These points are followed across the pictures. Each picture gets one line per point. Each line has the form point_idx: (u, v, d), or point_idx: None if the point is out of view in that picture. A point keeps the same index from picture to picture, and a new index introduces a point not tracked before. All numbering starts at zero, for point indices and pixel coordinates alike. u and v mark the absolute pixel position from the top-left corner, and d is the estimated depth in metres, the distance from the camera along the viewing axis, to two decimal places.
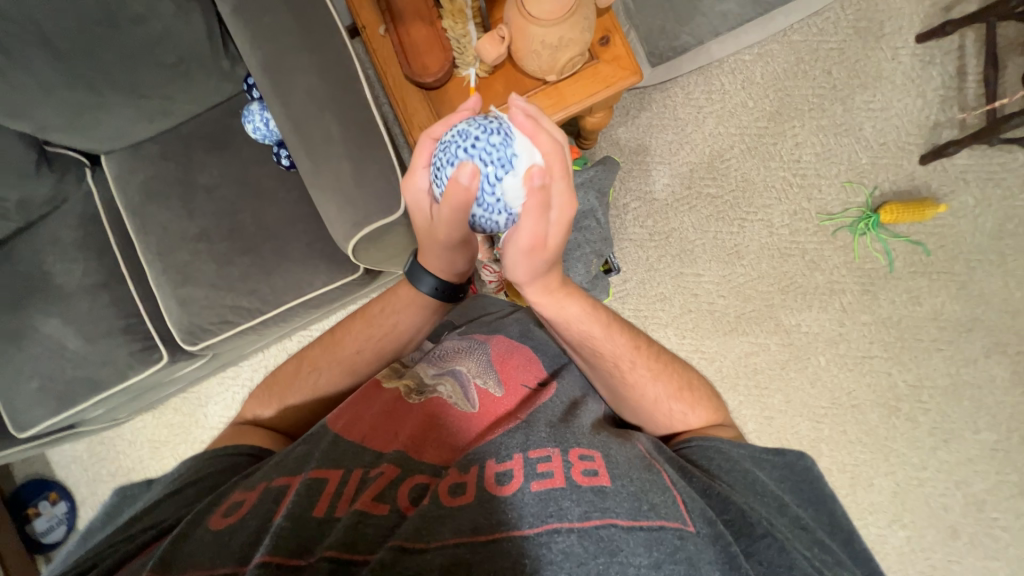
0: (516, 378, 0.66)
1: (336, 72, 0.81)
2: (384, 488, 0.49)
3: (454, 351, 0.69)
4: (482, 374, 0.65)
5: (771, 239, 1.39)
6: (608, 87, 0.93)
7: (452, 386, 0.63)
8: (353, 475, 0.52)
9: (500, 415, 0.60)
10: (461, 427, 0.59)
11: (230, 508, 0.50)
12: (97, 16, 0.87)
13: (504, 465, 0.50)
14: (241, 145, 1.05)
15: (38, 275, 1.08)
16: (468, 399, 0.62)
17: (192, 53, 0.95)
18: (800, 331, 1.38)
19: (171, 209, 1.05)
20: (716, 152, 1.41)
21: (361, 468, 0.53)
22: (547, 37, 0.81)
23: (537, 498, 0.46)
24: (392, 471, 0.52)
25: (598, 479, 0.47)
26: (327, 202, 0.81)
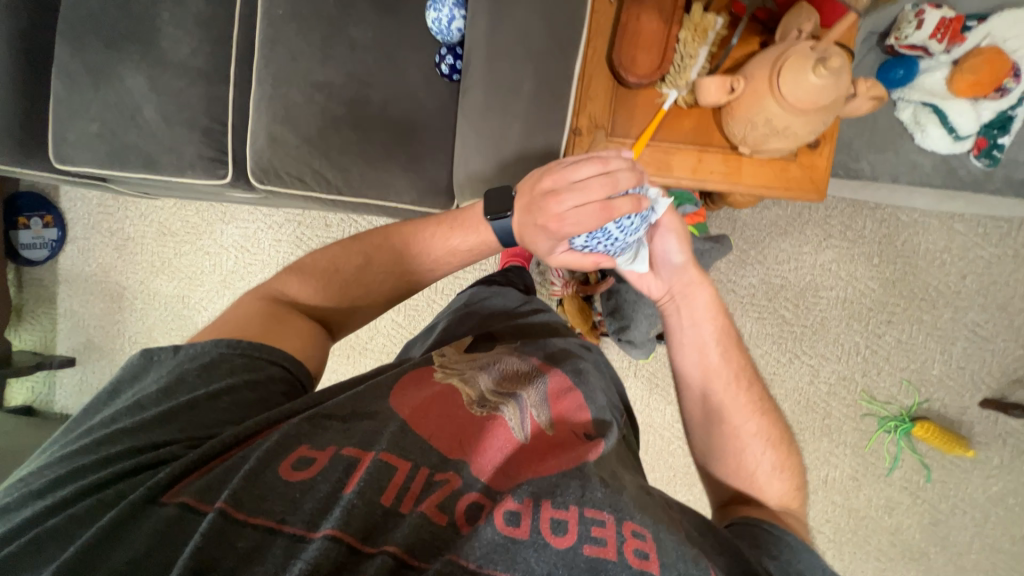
0: (567, 420, 0.66)
1: (559, 28, 0.71)
2: (444, 499, 0.51)
3: (511, 373, 0.71)
4: (538, 406, 0.66)
5: (808, 387, 1.38)
6: (785, 190, 0.87)
7: (511, 406, 0.64)
8: (420, 473, 0.53)
9: (552, 449, 0.60)
10: (515, 451, 0.59)
11: (302, 460, 0.52)
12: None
13: (559, 514, 0.50)
14: (409, 22, 0.95)
15: (148, 26, 1.00)
16: (522, 426, 0.62)
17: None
18: None
19: (308, 42, 0.96)
20: (814, 284, 1.36)
21: (430, 470, 0.54)
22: (776, 119, 0.73)
23: (587, 565, 0.47)
24: (453, 481, 0.54)
25: (648, 564, 0.48)
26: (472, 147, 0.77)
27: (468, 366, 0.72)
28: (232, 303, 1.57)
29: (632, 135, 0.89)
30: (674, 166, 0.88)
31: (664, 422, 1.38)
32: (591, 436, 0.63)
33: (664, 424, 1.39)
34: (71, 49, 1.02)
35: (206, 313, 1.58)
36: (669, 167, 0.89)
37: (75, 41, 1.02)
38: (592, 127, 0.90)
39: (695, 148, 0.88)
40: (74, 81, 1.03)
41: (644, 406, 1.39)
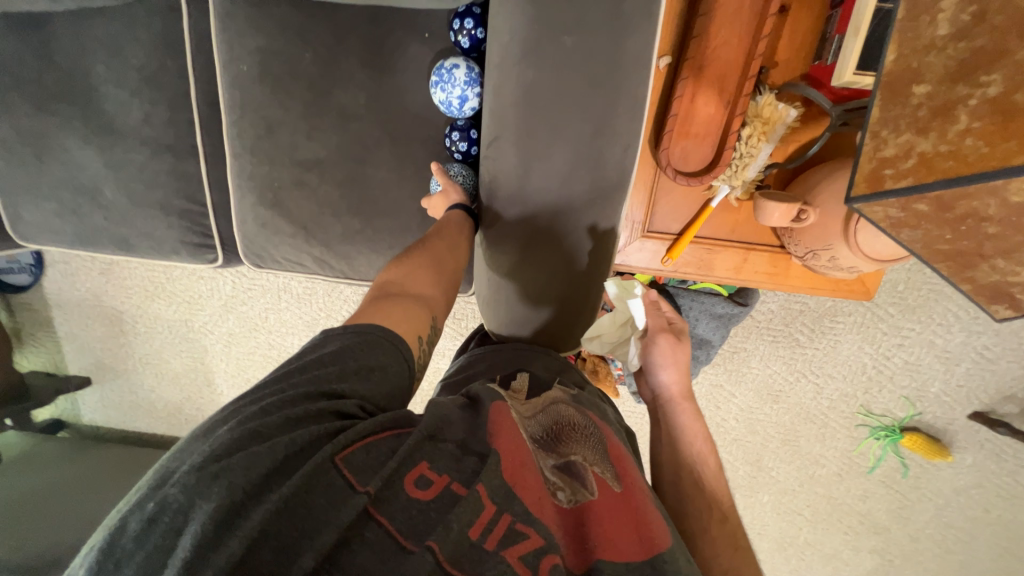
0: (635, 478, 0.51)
1: (604, 165, 0.60)
2: (525, 553, 0.39)
3: (571, 426, 0.55)
4: (598, 460, 0.51)
5: (811, 401, 1.45)
6: (832, 294, 0.80)
7: (564, 471, 0.49)
8: (502, 519, 0.41)
9: (624, 514, 0.45)
10: (585, 517, 0.44)
11: (418, 473, 0.43)
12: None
13: None
14: (408, 85, 0.77)
15: (82, 82, 0.80)
16: (587, 483, 0.47)
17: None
18: (768, 472, 1.55)
19: (288, 109, 0.79)
20: (832, 309, 1.35)
21: (515, 514, 0.41)
22: (840, 259, 0.65)
23: None
24: (537, 538, 0.40)
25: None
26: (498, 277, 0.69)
27: (525, 410, 0.56)
28: (238, 326, 1.53)
29: (674, 230, 0.79)
30: (715, 264, 0.81)
31: None
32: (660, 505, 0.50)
33: None
34: None
35: (213, 337, 1.54)
36: (710, 264, 0.81)
37: None
38: (630, 221, 0.79)
39: (741, 245, 0.79)
40: (9, 152, 0.85)
41: None
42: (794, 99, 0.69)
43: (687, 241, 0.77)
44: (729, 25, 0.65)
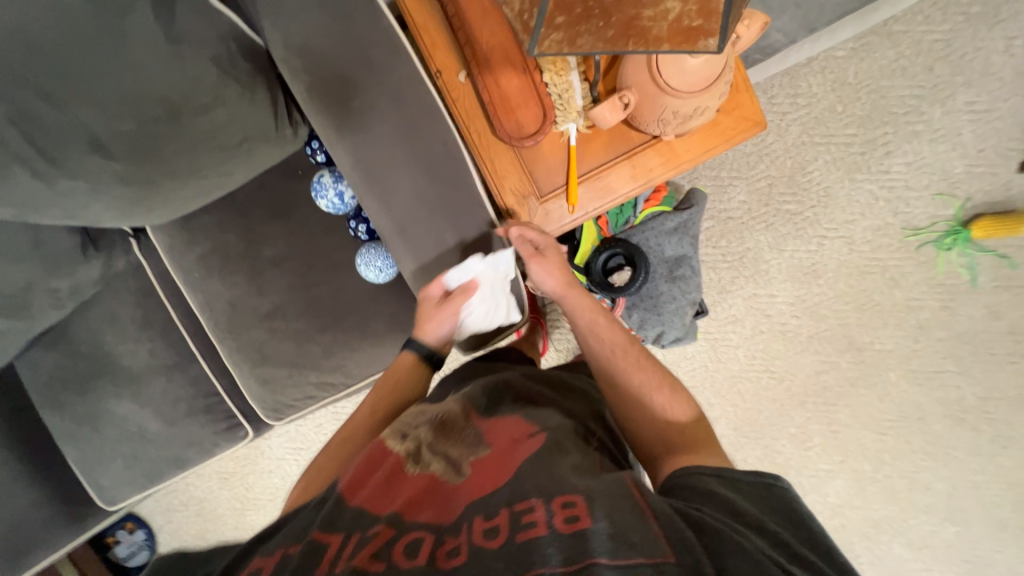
0: (508, 437, 0.64)
1: (443, 168, 0.69)
2: (379, 548, 0.48)
3: (449, 421, 0.66)
4: (470, 448, 0.63)
5: (852, 255, 1.33)
6: (728, 141, 0.82)
7: (444, 461, 0.60)
8: (349, 540, 0.49)
9: (489, 474, 0.57)
10: (453, 492, 0.56)
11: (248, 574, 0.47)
12: (153, 103, 0.66)
13: (491, 522, 0.50)
14: (307, 213, 0.94)
15: (103, 356, 1.01)
16: (460, 469, 0.59)
17: (257, 136, 0.75)
18: (873, 349, 1.37)
19: (238, 284, 0.96)
20: (798, 165, 1.30)
21: (360, 530, 0.50)
22: (682, 108, 0.69)
23: (521, 550, 0.46)
24: (385, 531, 0.50)
25: (580, 525, 0.47)
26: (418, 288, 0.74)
27: (413, 421, 0.66)
28: None
29: (561, 184, 0.86)
30: (614, 184, 0.85)
31: (740, 365, 1.41)
32: (533, 438, 0.62)
33: (741, 365, 1.41)
34: (55, 415, 1.04)
35: None
36: (610, 187, 0.85)
37: (55, 406, 1.04)
38: (520, 201, 0.86)
39: (622, 156, 0.84)
40: (77, 439, 1.05)
41: (712, 362, 1.42)
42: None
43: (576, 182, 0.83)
44: (484, 21, 0.79)
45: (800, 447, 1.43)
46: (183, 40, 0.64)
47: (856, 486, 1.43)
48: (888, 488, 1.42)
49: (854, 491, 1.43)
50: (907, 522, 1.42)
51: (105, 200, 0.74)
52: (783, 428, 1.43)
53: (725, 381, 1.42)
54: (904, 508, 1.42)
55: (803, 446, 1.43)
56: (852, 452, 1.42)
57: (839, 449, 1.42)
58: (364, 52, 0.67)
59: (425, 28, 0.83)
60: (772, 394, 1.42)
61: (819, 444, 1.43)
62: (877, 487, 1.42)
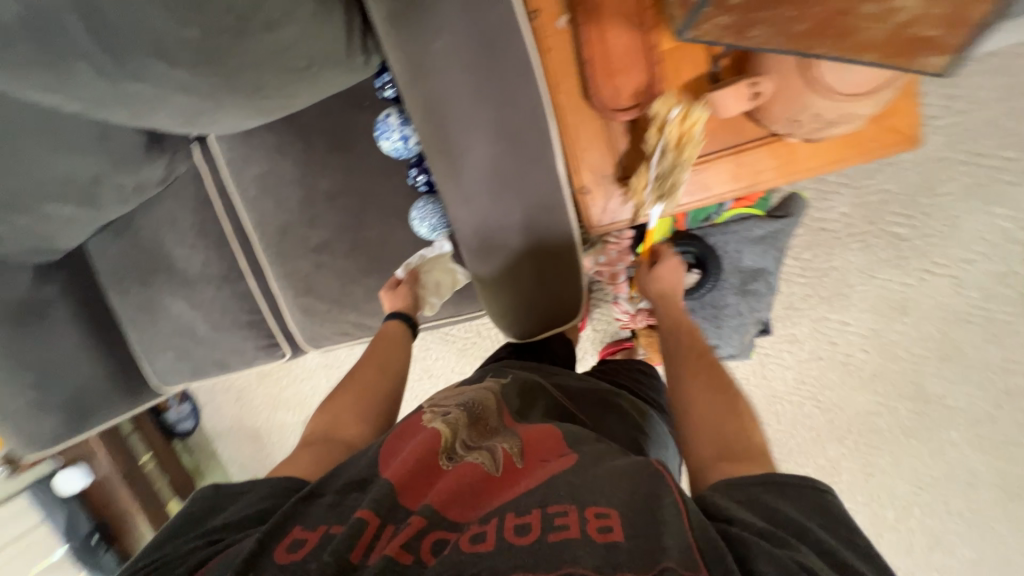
0: (546, 436, 0.57)
1: (526, 141, 0.62)
2: (410, 538, 0.45)
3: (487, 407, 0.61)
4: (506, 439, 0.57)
5: (956, 298, 1.16)
6: (863, 156, 0.68)
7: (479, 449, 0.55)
8: (385, 529, 0.47)
9: (527, 471, 0.52)
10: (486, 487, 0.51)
11: (293, 544, 0.46)
12: (219, 11, 0.60)
13: (523, 518, 0.46)
14: (367, 150, 0.88)
15: (162, 255, 1.05)
16: (494, 460, 0.54)
17: (326, 58, 0.69)
18: (942, 403, 1.23)
19: (291, 212, 0.94)
20: (926, 183, 1.10)
21: (395, 522, 0.48)
22: (826, 112, 0.56)
23: (552, 547, 0.42)
24: (417, 521, 0.47)
25: (613, 537, 0.43)
26: (473, 252, 0.70)
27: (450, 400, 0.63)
28: None
29: None
30: (709, 182, 0.73)
31: (785, 386, 1.32)
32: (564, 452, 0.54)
33: (786, 387, 1.32)
34: (118, 300, 1.11)
35: None
36: (704, 184, 0.74)
37: (118, 292, 1.11)
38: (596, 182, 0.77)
39: (727, 150, 0.72)
40: (136, 325, 1.12)
41: (755, 377, 1.33)
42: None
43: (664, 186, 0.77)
44: None
45: (825, 480, 1.36)
46: None
47: (873, 531, 1.37)
48: (906, 541, 1.35)
49: (869, 535, 1.37)
50: None
51: (165, 107, 0.71)
52: (812, 458, 1.36)
53: (763, 399, 1.35)
54: (919, 565, 1.35)
55: (828, 479, 1.37)
56: (880, 498, 1.34)
57: (867, 492, 1.35)
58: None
59: None
60: (810, 422, 1.33)
61: (846, 482, 1.35)
62: (895, 537, 1.35)
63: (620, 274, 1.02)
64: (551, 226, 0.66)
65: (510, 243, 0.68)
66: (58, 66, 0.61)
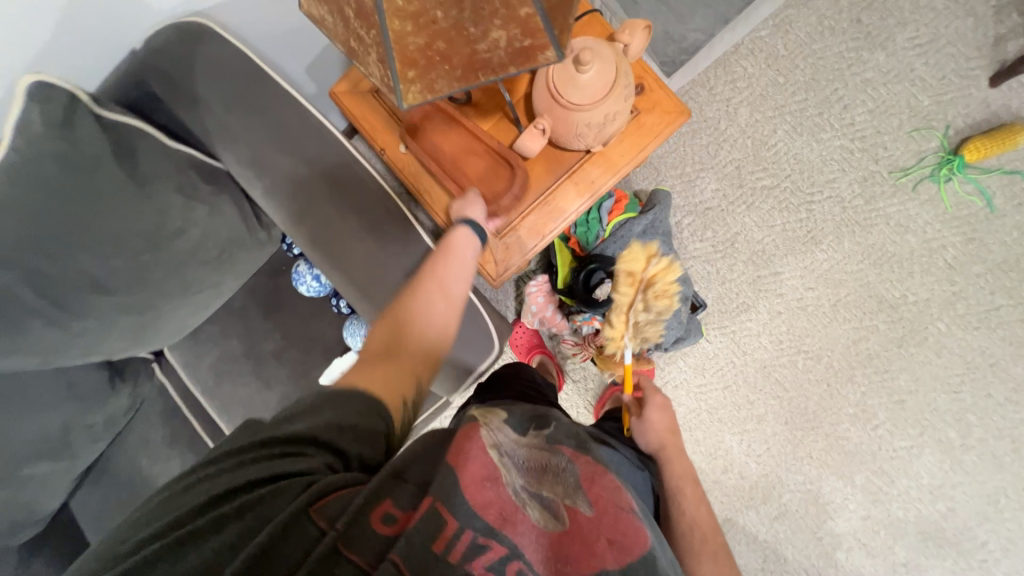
0: (610, 503, 0.63)
1: (388, 229, 0.79)
2: (493, 561, 0.51)
3: (544, 468, 0.64)
4: (568, 492, 0.62)
5: (847, 214, 1.27)
6: (658, 137, 0.85)
7: (537, 506, 0.58)
8: (465, 535, 0.51)
9: (587, 539, 0.58)
10: (547, 546, 0.56)
11: (386, 516, 0.50)
12: (135, 238, 0.75)
13: None
14: (296, 302, 1.02)
15: (142, 481, 1.07)
16: (557, 516, 0.58)
17: (231, 241, 0.86)
18: (908, 302, 1.26)
19: (247, 383, 1.02)
20: (759, 141, 1.30)
21: (475, 530, 0.51)
22: (593, 118, 0.73)
23: None
24: (498, 548, 0.52)
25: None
26: None
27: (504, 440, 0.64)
28: None
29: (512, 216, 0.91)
30: (562, 204, 0.88)
31: (769, 353, 1.32)
32: (633, 539, 0.60)
33: (770, 353, 1.32)
34: None
35: None
36: (559, 208, 0.89)
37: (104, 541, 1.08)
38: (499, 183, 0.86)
39: (563, 177, 0.88)
40: None
41: (739, 356, 1.34)
42: (496, 101, 0.91)
43: None
44: None
45: (867, 426, 1.29)
46: (148, 179, 0.74)
47: (950, 460, 1.26)
48: (988, 453, 1.24)
49: (951, 465, 1.26)
50: None
51: (112, 333, 0.83)
52: (840, 410, 1.30)
53: (758, 373, 1.33)
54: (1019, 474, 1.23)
55: (869, 426, 1.29)
56: (929, 421, 1.26)
57: (913, 421, 1.27)
58: (299, 134, 0.77)
59: (362, 114, 0.95)
60: (813, 375, 1.31)
61: (887, 420, 1.28)
62: (975, 455, 1.25)
63: (555, 315, 1.15)
64: None
65: None
66: (11, 332, 0.72)
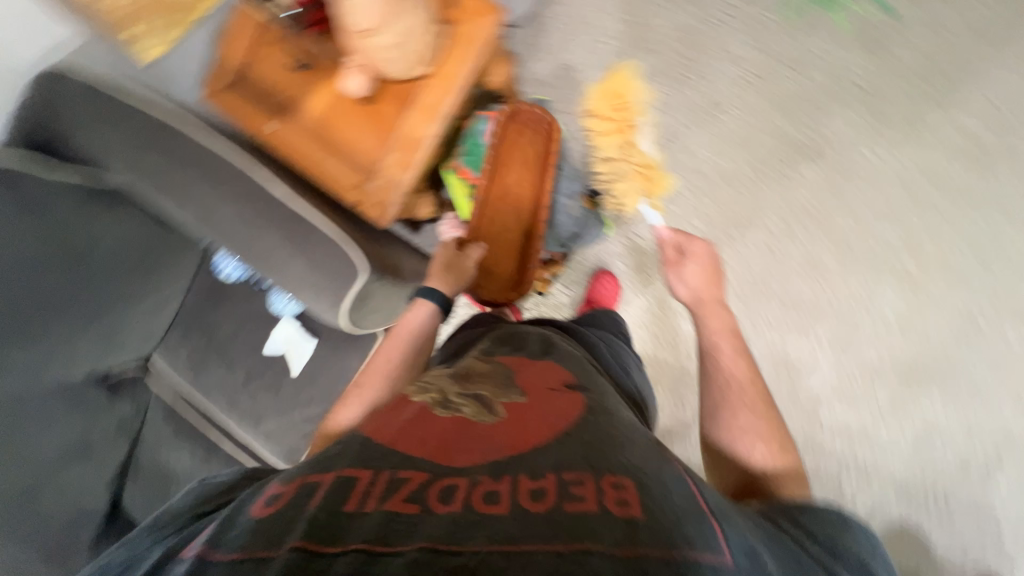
0: (543, 389, 0.64)
1: (250, 190, 0.88)
2: (413, 489, 0.43)
3: (475, 374, 0.66)
4: (504, 392, 0.62)
5: (739, 70, 1.25)
6: (478, 43, 0.90)
7: (474, 405, 0.57)
8: (381, 478, 0.44)
9: (529, 425, 0.55)
10: (491, 441, 0.52)
11: (269, 499, 0.44)
12: (56, 258, 0.90)
13: (539, 483, 0.46)
14: (237, 289, 1.14)
15: None
16: (494, 409, 0.57)
17: (150, 245, 1.02)
18: (828, 138, 1.22)
19: (215, 370, 1.15)
20: (637, 25, 1.29)
21: (392, 471, 0.45)
22: (390, 41, 0.80)
23: (574, 518, 0.42)
24: (419, 474, 0.45)
25: (630, 511, 0.44)
26: (279, 284, 0.89)
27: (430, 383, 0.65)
28: None
29: (380, 158, 0.97)
30: (417, 132, 0.94)
31: (705, 232, 1.30)
32: (569, 405, 0.60)
33: (705, 233, 1.29)
34: None
35: None
36: (416, 137, 0.94)
37: None
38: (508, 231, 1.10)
39: (410, 108, 0.94)
40: None
41: None
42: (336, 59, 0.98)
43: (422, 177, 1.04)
44: (265, 77, 1.00)
45: (819, 276, 1.26)
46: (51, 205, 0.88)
47: (912, 288, 1.21)
48: (953, 270, 1.19)
49: (916, 293, 1.21)
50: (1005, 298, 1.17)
51: (84, 342, 1.00)
52: (788, 267, 1.27)
53: None
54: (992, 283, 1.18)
55: (819, 276, 1.26)
56: (881, 254, 1.22)
57: (865, 258, 1.23)
58: (157, 135, 0.89)
59: (226, 105, 1.00)
60: (753, 241, 1.28)
61: (837, 265, 1.25)
62: (941, 277, 1.20)
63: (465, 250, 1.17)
64: (302, 231, 0.88)
65: (287, 261, 0.87)
66: None
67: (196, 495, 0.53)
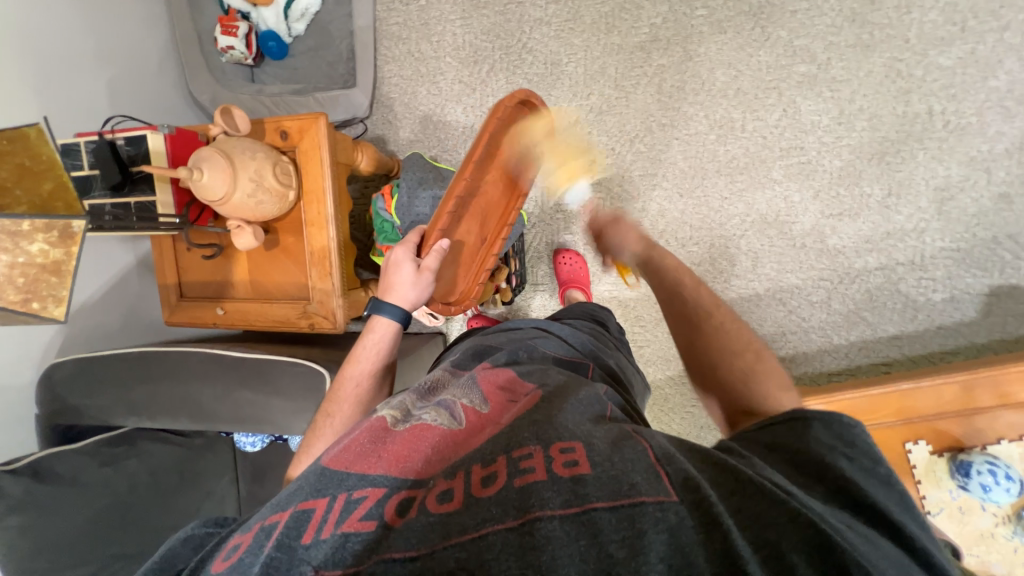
0: (504, 394, 0.60)
1: (212, 369, 0.97)
2: (369, 508, 0.43)
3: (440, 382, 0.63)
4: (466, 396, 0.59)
5: (554, 23, 1.33)
6: (320, 147, 1.01)
7: (435, 411, 0.56)
8: (336, 501, 0.44)
9: (484, 429, 0.53)
10: (444, 446, 0.51)
11: (229, 551, 0.44)
12: (110, 511, 0.96)
13: (489, 469, 0.45)
14: (270, 456, 1.21)
15: None
16: (455, 416, 0.55)
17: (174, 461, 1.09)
18: (658, 24, 1.26)
19: None
20: (453, 50, 1.42)
21: (348, 490, 0.45)
22: (247, 191, 0.92)
23: (521, 492, 0.42)
24: (375, 491, 0.45)
25: (579, 470, 0.43)
26: (269, 430, 0.93)
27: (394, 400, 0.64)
28: None
29: (307, 281, 1.07)
30: (320, 242, 1.04)
31: (617, 164, 1.33)
32: (528, 392, 0.59)
33: (617, 164, 1.33)
34: None
35: None
36: (321, 246, 1.04)
37: None
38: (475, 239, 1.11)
39: (304, 228, 1.05)
40: None
41: (599, 189, 1.35)
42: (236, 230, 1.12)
43: (350, 273, 1.13)
44: (195, 279, 1.14)
45: (737, 132, 1.24)
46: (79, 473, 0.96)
47: (822, 87, 1.19)
48: (847, 46, 1.16)
49: (831, 87, 1.18)
50: (911, 38, 1.13)
51: None
52: (705, 142, 1.27)
53: (624, 182, 1.33)
54: (889, 34, 1.14)
55: (739, 130, 1.24)
56: (776, 77, 1.21)
57: (765, 89, 1.22)
58: (129, 370, 1.00)
59: (181, 318, 1.14)
60: (661, 141, 1.30)
61: (745, 113, 1.24)
62: (841, 58, 1.17)
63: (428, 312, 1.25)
64: (265, 373, 0.95)
65: (266, 406, 0.93)
66: None
67: (196, 546, 0.50)
